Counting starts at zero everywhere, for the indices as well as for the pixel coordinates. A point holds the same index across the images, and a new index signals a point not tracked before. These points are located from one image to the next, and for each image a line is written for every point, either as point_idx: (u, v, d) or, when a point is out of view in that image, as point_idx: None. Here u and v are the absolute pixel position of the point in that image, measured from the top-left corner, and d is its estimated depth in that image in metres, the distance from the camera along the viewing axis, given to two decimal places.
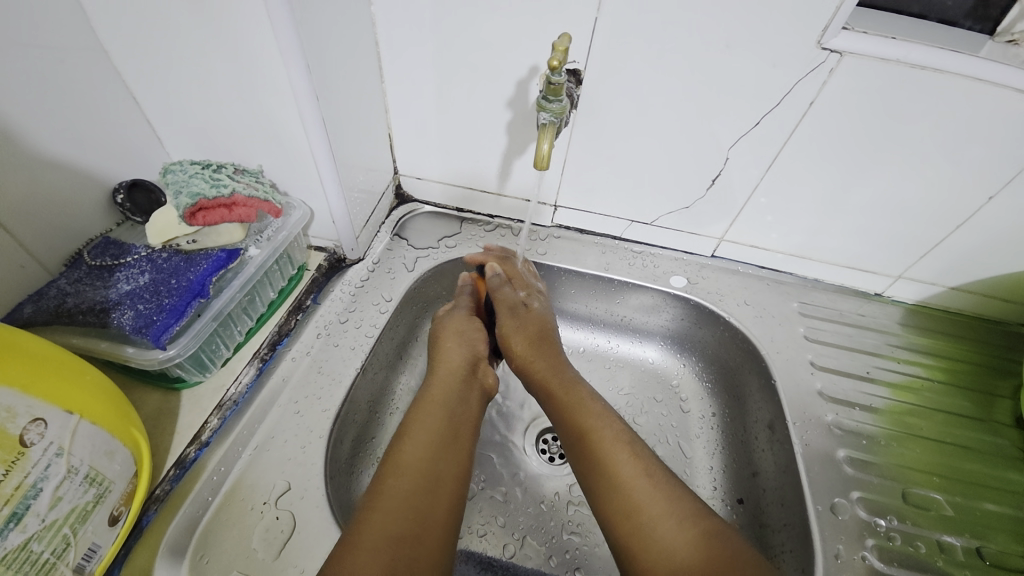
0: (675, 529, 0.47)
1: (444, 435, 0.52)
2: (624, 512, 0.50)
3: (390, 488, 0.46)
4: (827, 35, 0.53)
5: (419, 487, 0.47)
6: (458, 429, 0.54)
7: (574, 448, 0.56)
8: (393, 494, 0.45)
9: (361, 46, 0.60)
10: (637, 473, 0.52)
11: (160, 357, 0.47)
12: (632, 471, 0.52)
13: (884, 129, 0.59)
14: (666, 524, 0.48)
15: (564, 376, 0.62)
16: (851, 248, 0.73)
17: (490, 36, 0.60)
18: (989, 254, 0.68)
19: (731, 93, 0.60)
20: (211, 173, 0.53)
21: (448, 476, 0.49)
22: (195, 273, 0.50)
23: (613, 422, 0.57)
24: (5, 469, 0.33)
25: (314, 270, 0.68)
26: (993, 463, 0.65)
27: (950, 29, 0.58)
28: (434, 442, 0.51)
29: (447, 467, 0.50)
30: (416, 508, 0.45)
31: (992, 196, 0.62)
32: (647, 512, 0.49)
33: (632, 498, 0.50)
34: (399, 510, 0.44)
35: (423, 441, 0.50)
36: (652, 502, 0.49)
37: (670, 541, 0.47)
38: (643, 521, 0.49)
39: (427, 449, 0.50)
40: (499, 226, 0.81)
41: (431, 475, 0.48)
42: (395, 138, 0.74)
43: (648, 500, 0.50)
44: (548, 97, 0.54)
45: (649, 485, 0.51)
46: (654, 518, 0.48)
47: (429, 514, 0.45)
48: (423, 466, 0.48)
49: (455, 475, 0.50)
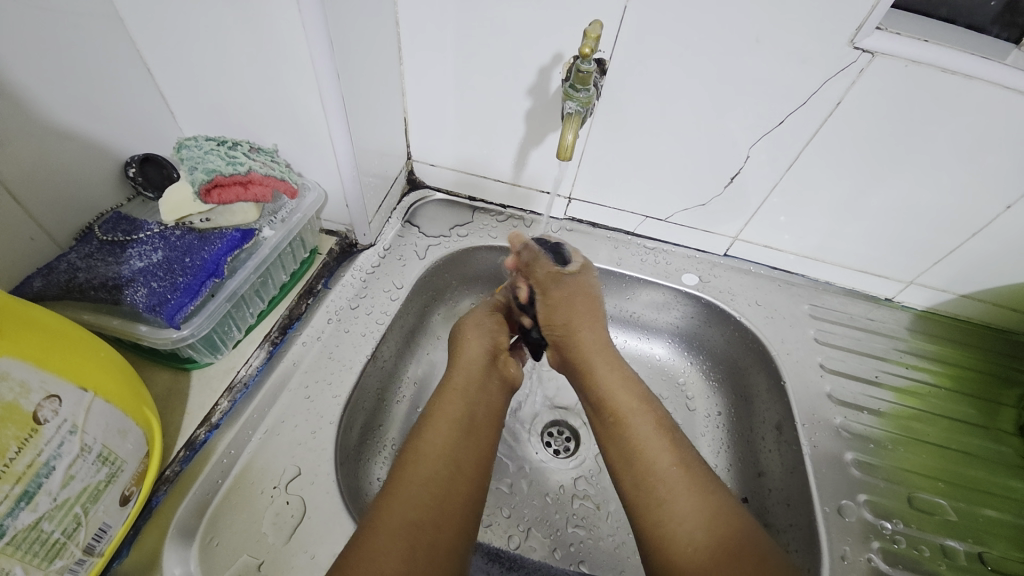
0: (700, 521, 0.48)
1: (465, 420, 0.51)
2: (653, 498, 0.50)
3: (411, 471, 0.46)
4: (860, 35, 0.52)
5: (441, 471, 0.46)
6: (482, 419, 0.52)
7: (609, 429, 0.56)
8: (414, 478, 0.45)
9: (382, 26, 0.58)
10: (668, 463, 0.52)
11: (173, 336, 0.45)
12: (663, 460, 0.52)
13: (908, 133, 0.59)
14: (692, 514, 0.48)
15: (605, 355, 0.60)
16: (865, 252, 0.73)
17: (514, 22, 0.59)
18: (1002, 265, 0.68)
19: (757, 90, 0.59)
20: (226, 150, 0.51)
21: (468, 462, 0.48)
22: (209, 252, 0.48)
23: (653, 405, 0.57)
24: (18, 447, 0.32)
25: (326, 254, 0.67)
26: (997, 471, 0.65)
27: (978, 35, 0.57)
28: (452, 425, 0.50)
29: (467, 447, 0.49)
30: (436, 491, 0.45)
31: (1010, 205, 0.62)
32: (670, 507, 0.49)
33: (660, 487, 0.51)
34: (419, 494, 0.44)
35: (445, 424, 0.50)
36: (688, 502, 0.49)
37: (691, 531, 0.47)
38: (666, 512, 0.49)
39: (450, 433, 0.49)
40: (511, 217, 0.81)
41: (455, 458, 0.48)
42: (410, 123, 0.73)
43: (680, 490, 0.50)
44: (575, 85, 0.53)
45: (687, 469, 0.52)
46: (679, 507, 0.49)
47: (447, 499, 0.45)
48: (445, 451, 0.48)
49: (475, 462, 0.49)
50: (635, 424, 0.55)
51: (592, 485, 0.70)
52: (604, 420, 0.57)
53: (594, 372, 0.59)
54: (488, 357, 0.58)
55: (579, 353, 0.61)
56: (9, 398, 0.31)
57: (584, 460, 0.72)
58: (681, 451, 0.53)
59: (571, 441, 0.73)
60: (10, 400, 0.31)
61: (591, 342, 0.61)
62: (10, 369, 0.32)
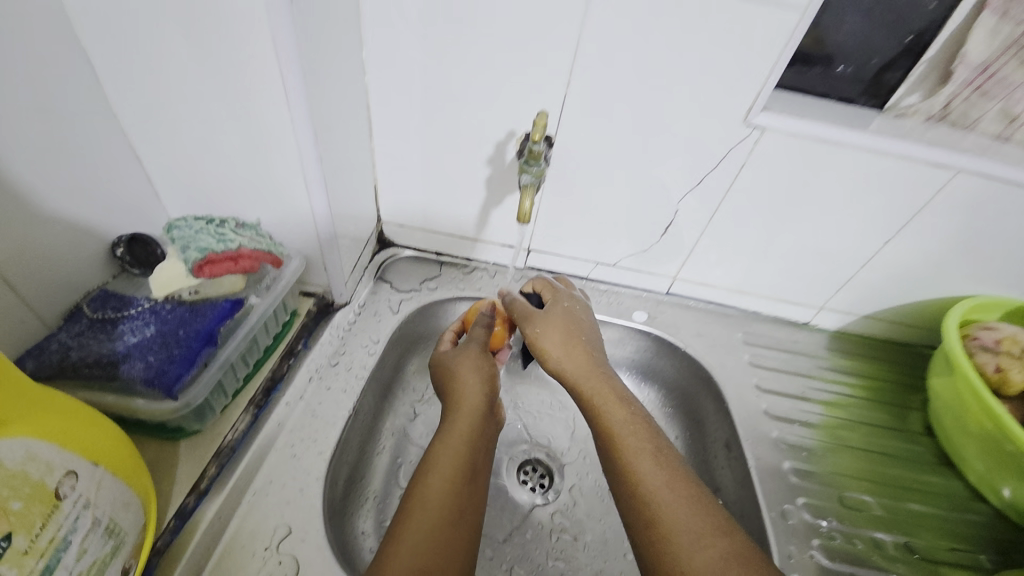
0: (711, 553, 0.46)
1: (464, 468, 0.54)
2: (655, 531, 0.49)
3: (412, 520, 0.48)
4: (751, 113, 0.65)
5: (444, 518, 0.49)
6: (477, 465, 0.56)
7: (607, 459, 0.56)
8: (416, 526, 0.48)
9: (355, 109, 0.66)
10: (672, 493, 0.51)
11: (170, 406, 0.48)
12: (666, 492, 0.52)
13: (799, 188, 0.72)
14: (699, 546, 0.47)
15: (603, 383, 0.62)
16: (782, 283, 0.85)
17: (472, 106, 0.69)
18: (889, 288, 0.82)
19: (677, 157, 0.71)
20: (215, 228, 0.55)
21: (467, 507, 0.52)
22: (202, 322, 0.52)
23: (650, 435, 0.57)
24: (41, 524, 0.32)
25: (305, 315, 0.71)
26: (915, 468, 0.76)
27: (846, 106, 0.72)
28: (448, 472, 0.53)
29: (466, 493, 0.53)
30: (438, 539, 0.48)
31: (889, 239, 0.76)
32: (679, 539, 0.48)
33: (664, 517, 0.50)
34: (423, 543, 0.47)
35: (441, 473, 0.53)
36: (684, 528, 0.48)
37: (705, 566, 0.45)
38: (674, 546, 0.48)
39: (445, 481, 0.52)
40: (477, 269, 0.88)
41: (454, 504, 0.51)
42: (380, 189, 0.80)
43: (685, 522, 0.49)
44: (529, 161, 0.62)
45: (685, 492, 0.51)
46: (686, 540, 0.48)
47: (449, 544, 0.48)
48: (444, 499, 0.51)
49: (474, 506, 0.53)
50: (631, 454, 0.55)
51: (568, 517, 0.74)
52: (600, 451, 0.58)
53: (592, 401, 0.61)
54: (486, 403, 0.62)
55: (575, 384, 0.62)
56: (37, 476, 0.33)
57: (559, 494, 0.76)
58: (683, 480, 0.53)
59: (546, 478, 0.78)
60: (37, 478, 0.33)
61: (584, 373, 0.62)
62: (36, 448, 0.33)
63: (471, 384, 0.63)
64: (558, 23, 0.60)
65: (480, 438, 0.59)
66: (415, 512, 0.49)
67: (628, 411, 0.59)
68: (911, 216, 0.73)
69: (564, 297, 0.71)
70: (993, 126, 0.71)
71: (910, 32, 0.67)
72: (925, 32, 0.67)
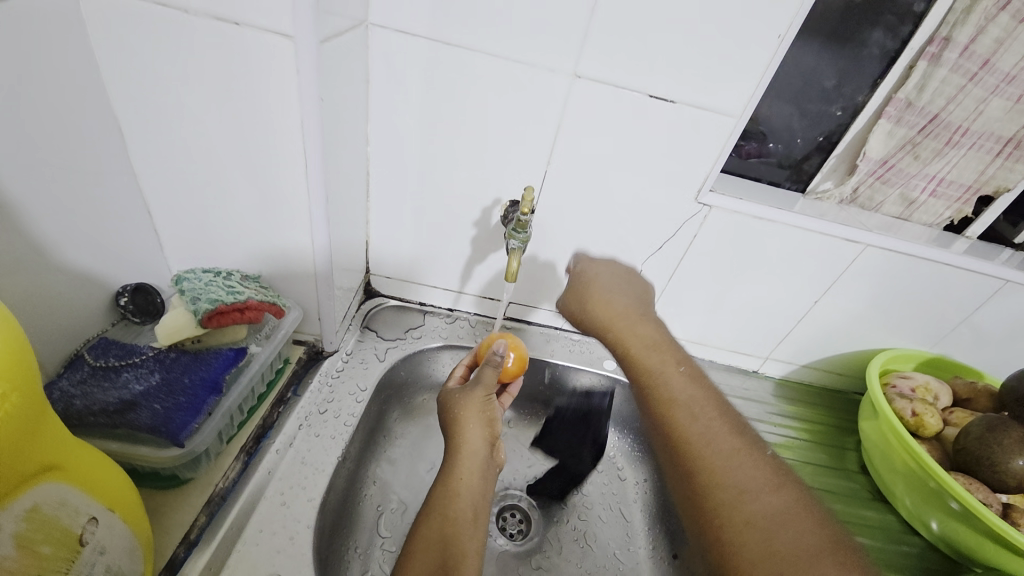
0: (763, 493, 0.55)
1: (465, 510, 0.58)
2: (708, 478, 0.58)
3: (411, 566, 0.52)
4: (701, 192, 0.77)
5: (443, 559, 0.52)
6: (478, 507, 0.59)
7: (664, 420, 0.64)
8: (414, 573, 0.51)
9: (357, 174, 0.73)
10: (726, 445, 0.60)
11: (177, 452, 0.50)
12: (722, 445, 0.60)
13: (742, 256, 0.84)
14: (751, 488, 0.56)
15: (658, 352, 0.71)
16: (732, 336, 0.96)
17: (463, 176, 0.77)
18: (821, 341, 0.95)
19: (640, 226, 0.82)
20: (223, 281, 0.60)
21: (468, 547, 0.54)
22: (207, 371, 0.54)
23: (708, 395, 0.66)
24: (67, 567, 0.35)
25: (296, 362, 0.74)
26: (855, 505, 0.84)
27: (774, 188, 0.87)
28: (451, 513, 0.57)
29: (467, 535, 0.55)
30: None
31: (817, 299, 0.88)
32: (732, 482, 0.57)
33: (721, 465, 0.58)
34: None
35: (438, 516, 0.56)
36: (742, 476, 0.57)
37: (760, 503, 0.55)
38: (726, 490, 0.57)
39: (442, 523, 0.56)
40: (458, 318, 0.93)
41: (451, 543, 0.54)
42: (372, 244, 0.85)
43: (737, 470, 0.58)
44: (516, 229, 0.71)
45: (741, 447, 0.60)
46: (738, 483, 0.57)
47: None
48: (441, 540, 0.54)
49: (475, 547, 0.54)
50: (682, 417, 0.63)
51: (546, 562, 0.77)
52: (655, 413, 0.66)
53: (648, 372, 0.69)
54: (486, 448, 0.65)
55: (630, 355, 0.72)
56: (66, 520, 0.36)
57: (535, 539, 0.79)
58: (738, 431, 0.62)
59: (523, 523, 0.81)
60: (66, 522, 0.36)
61: (637, 346, 0.72)
62: (67, 494, 0.36)
63: (472, 429, 0.65)
64: (543, 111, 0.71)
65: (481, 479, 0.62)
66: (418, 557, 0.53)
67: (683, 377, 0.68)
68: (833, 281, 0.86)
69: (614, 271, 0.80)
70: (893, 208, 0.87)
71: (821, 133, 0.83)
72: (834, 133, 0.83)
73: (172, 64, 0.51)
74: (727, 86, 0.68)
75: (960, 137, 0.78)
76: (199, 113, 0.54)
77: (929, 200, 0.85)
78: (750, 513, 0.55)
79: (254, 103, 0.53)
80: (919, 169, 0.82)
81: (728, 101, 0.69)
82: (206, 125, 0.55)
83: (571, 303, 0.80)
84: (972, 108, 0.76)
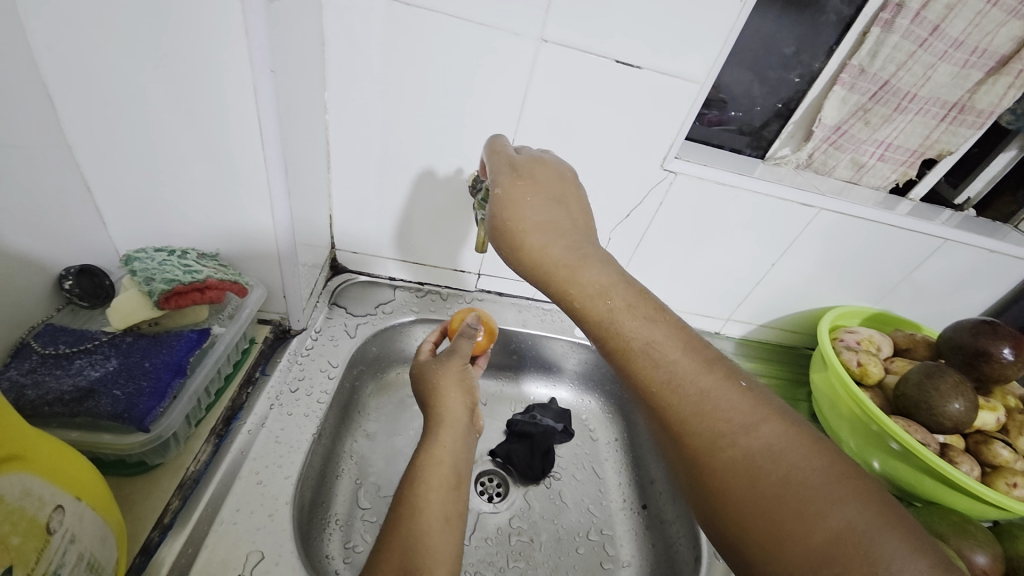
0: (716, 388, 0.49)
1: (449, 478, 0.59)
2: (691, 408, 0.48)
3: (397, 533, 0.52)
4: (667, 158, 0.78)
5: (428, 524, 0.53)
6: (460, 473, 0.60)
7: (604, 335, 0.55)
8: (399, 538, 0.52)
9: (315, 143, 0.69)
10: (672, 347, 0.52)
11: (143, 438, 0.49)
12: (679, 359, 0.51)
13: (706, 221, 0.86)
14: (710, 388, 0.49)
15: (578, 261, 0.58)
16: (697, 300, 1.00)
17: (429, 145, 0.75)
18: (778, 301, 1.00)
19: (609, 195, 0.82)
20: (179, 260, 0.56)
21: (447, 512, 0.55)
22: (169, 353, 0.52)
23: (638, 301, 0.56)
24: (36, 556, 0.33)
25: (262, 342, 0.72)
26: None
27: (736, 155, 0.89)
28: (432, 479, 0.57)
29: (451, 501, 0.57)
30: (422, 544, 0.51)
31: (775, 262, 0.92)
32: (694, 390, 0.49)
33: (673, 378, 0.50)
34: (409, 549, 0.51)
35: (423, 483, 0.57)
36: (707, 390, 0.49)
37: (717, 399, 0.48)
38: (703, 409, 0.48)
39: (424, 489, 0.56)
40: (430, 292, 0.93)
41: (434, 508, 0.55)
42: (335, 218, 0.82)
43: (700, 381, 0.49)
44: (485, 200, 0.71)
45: (713, 379, 0.49)
46: (707, 392, 0.49)
47: (431, 547, 0.51)
48: (426, 506, 0.55)
49: (454, 512, 0.56)
50: (626, 330, 0.54)
51: (525, 521, 0.80)
52: (586, 327, 0.58)
53: (570, 284, 0.57)
54: (467, 417, 0.66)
55: (558, 271, 0.58)
56: (31, 510, 0.34)
57: (514, 500, 0.82)
58: (684, 335, 0.53)
59: (502, 487, 0.84)
60: (31, 512, 0.34)
61: (561, 253, 0.58)
62: (28, 483, 0.35)
63: (451, 397, 0.67)
64: (508, 77, 0.69)
65: (463, 446, 0.63)
66: (399, 524, 0.53)
67: (608, 282, 0.57)
68: (790, 244, 0.90)
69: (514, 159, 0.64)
70: (845, 172, 0.91)
71: (780, 100, 0.86)
72: (792, 100, 0.86)
73: (102, 27, 0.46)
74: (694, 52, 0.68)
75: (908, 102, 0.81)
76: (136, 78, 0.50)
77: (878, 164, 0.89)
78: (766, 468, 0.43)
79: (203, 69, 0.49)
80: (870, 134, 0.86)
81: (693, 67, 0.69)
82: (145, 91, 0.51)
83: (497, 239, 0.61)
84: (921, 74, 0.79)
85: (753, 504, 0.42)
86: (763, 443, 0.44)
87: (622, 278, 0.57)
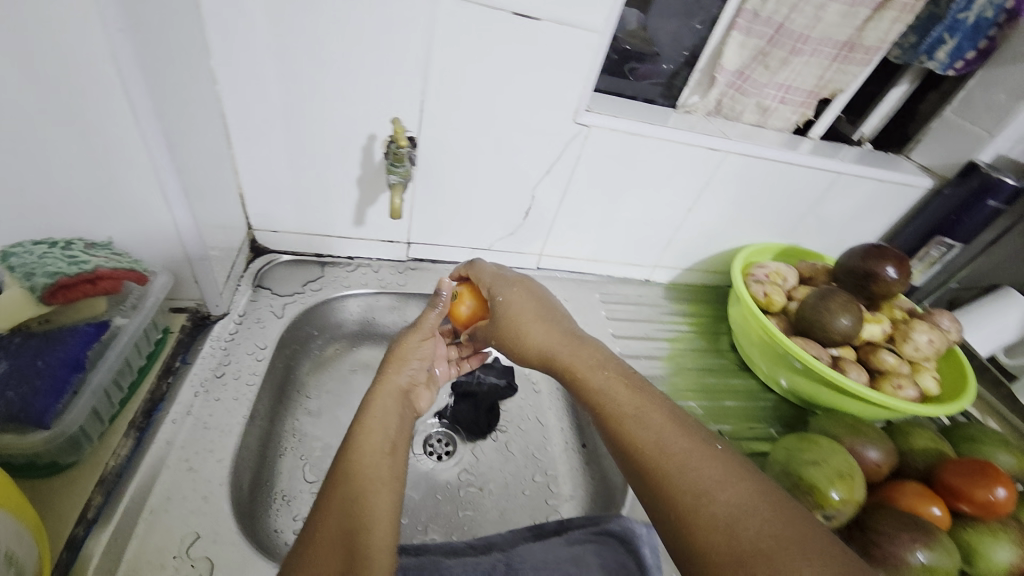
0: (673, 437, 0.62)
1: (384, 443, 0.61)
2: (649, 460, 0.61)
3: (333, 498, 0.55)
4: (579, 112, 0.82)
5: (364, 486, 0.56)
6: (396, 441, 0.63)
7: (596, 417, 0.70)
8: (335, 503, 0.54)
9: (212, 127, 0.75)
10: (667, 434, 0.63)
11: (42, 435, 0.57)
12: (676, 439, 0.62)
13: (620, 172, 0.91)
14: (724, 490, 0.55)
15: (586, 357, 0.76)
16: (623, 249, 1.05)
17: (332, 114, 0.80)
18: (698, 244, 1.07)
19: (521, 150, 0.87)
20: (61, 252, 0.60)
21: (384, 474, 0.58)
22: (66, 349, 0.60)
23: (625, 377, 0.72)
24: None
25: (179, 331, 0.79)
26: (726, 376, 1.00)
27: (644, 105, 0.94)
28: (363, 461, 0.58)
29: (388, 464, 0.59)
30: (360, 505, 0.54)
31: (692, 206, 0.98)
32: (683, 466, 0.59)
33: (657, 444, 0.62)
34: (346, 511, 0.54)
35: (360, 450, 0.60)
36: (673, 449, 0.61)
37: (689, 463, 0.59)
38: (671, 466, 0.59)
39: (360, 457, 0.59)
40: (359, 266, 0.98)
41: (370, 471, 0.58)
42: (246, 193, 0.86)
43: (678, 445, 0.61)
44: (396, 163, 0.76)
45: (692, 439, 0.62)
46: (682, 459, 0.59)
47: (369, 506, 0.54)
48: (364, 470, 0.58)
49: (391, 473, 0.59)
50: (610, 412, 0.68)
51: (471, 474, 0.89)
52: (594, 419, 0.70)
53: (574, 372, 0.75)
54: (404, 387, 0.70)
55: (550, 356, 0.78)
56: None
57: (461, 457, 0.90)
58: (684, 428, 0.64)
59: (448, 446, 0.91)
60: None
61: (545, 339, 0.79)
62: None
63: (391, 370, 0.71)
64: (406, 42, 0.73)
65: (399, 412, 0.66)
66: (329, 507, 0.54)
67: (613, 382, 0.71)
68: (703, 188, 0.95)
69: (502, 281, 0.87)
70: (752, 116, 0.97)
71: (685, 48, 0.93)
72: (696, 49, 0.93)
73: None
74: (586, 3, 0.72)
75: (802, 44, 0.88)
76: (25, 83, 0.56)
77: (780, 106, 0.96)
78: (726, 513, 0.53)
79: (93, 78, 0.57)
80: (770, 79, 0.93)
81: (592, 18, 0.73)
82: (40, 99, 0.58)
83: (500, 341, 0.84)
84: (812, 15, 0.86)
85: (732, 562, 0.50)
86: (725, 504, 0.55)
87: (613, 359, 0.75)
